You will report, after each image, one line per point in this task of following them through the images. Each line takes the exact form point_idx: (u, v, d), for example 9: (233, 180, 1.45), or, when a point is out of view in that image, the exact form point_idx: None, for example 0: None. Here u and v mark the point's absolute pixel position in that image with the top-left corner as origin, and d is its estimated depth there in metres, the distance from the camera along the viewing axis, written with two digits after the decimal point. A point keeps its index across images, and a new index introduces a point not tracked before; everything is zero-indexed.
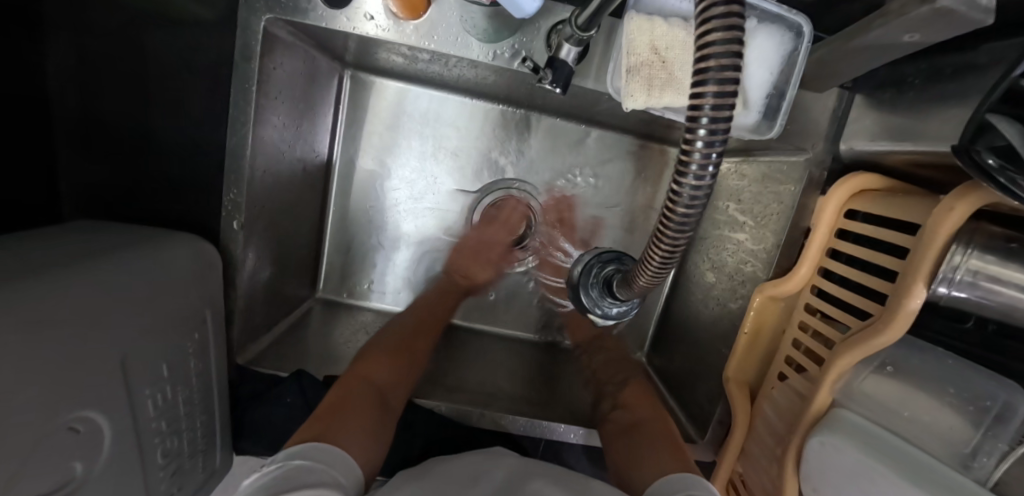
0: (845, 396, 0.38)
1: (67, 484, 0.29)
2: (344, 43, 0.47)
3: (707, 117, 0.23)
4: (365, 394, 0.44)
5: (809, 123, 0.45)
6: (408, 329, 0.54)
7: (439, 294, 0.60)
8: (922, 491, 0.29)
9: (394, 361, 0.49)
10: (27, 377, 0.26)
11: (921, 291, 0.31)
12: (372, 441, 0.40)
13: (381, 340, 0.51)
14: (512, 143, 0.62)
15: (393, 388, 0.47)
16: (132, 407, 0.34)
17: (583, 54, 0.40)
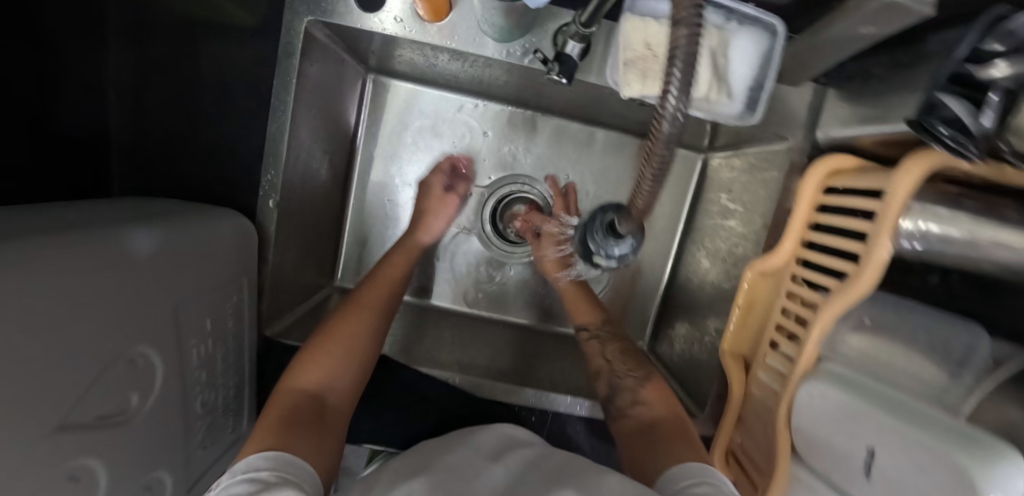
0: (831, 351, 0.41)
1: (126, 410, 0.32)
2: (370, 45, 0.53)
3: (678, 84, 0.21)
4: (302, 402, 0.44)
5: (790, 113, 0.50)
6: (355, 318, 0.53)
7: (375, 284, 0.57)
8: (901, 423, 0.33)
9: (331, 365, 0.49)
10: (104, 304, 0.30)
11: (885, 244, 0.36)
12: (326, 447, 0.41)
13: (319, 340, 0.50)
14: (519, 142, 0.67)
15: (336, 390, 0.48)
16: (180, 353, 0.37)
17: (586, 50, 0.45)
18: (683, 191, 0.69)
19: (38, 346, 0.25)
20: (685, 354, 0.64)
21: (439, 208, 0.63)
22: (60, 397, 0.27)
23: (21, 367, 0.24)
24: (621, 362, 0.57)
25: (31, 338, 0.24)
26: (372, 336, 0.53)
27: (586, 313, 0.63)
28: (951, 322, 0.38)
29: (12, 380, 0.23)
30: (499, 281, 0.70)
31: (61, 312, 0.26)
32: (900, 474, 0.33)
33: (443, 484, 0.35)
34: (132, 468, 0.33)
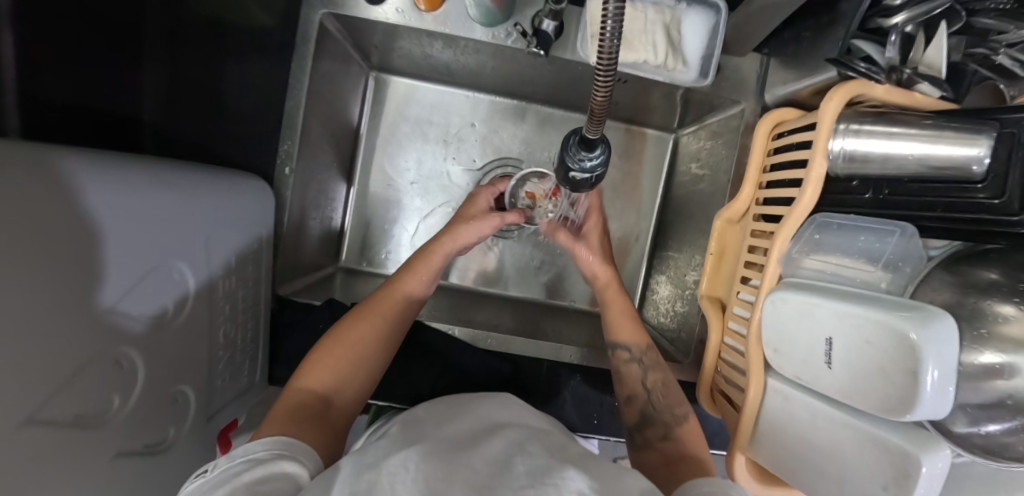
0: (790, 268, 0.46)
1: (162, 313, 0.38)
2: (373, 38, 0.61)
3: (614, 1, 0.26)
4: (309, 402, 0.44)
5: (740, 80, 0.58)
6: (369, 322, 0.52)
7: (391, 293, 0.55)
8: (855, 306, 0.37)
9: (339, 369, 0.48)
10: (126, 220, 0.35)
11: (818, 162, 0.42)
12: (330, 438, 0.42)
13: (328, 343, 0.49)
14: (508, 129, 0.74)
15: (343, 394, 0.47)
16: (207, 281, 0.43)
17: (560, 30, 0.53)
18: (660, 168, 0.76)
19: (62, 234, 0.29)
20: (671, 313, 0.68)
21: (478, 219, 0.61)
22: (94, 286, 0.32)
23: (46, 245, 0.28)
24: (663, 395, 0.52)
25: (56, 223, 0.29)
26: (386, 344, 0.52)
27: (629, 333, 0.58)
28: (875, 221, 0.43)
29: (43, 256, 0.28)
30: (493, 259, 0.74)
31: (93, 213, 0.31)
32: (859, 362, 0.37)
33: (456, 446, 0.32)
34: (162, 375, 0.38)
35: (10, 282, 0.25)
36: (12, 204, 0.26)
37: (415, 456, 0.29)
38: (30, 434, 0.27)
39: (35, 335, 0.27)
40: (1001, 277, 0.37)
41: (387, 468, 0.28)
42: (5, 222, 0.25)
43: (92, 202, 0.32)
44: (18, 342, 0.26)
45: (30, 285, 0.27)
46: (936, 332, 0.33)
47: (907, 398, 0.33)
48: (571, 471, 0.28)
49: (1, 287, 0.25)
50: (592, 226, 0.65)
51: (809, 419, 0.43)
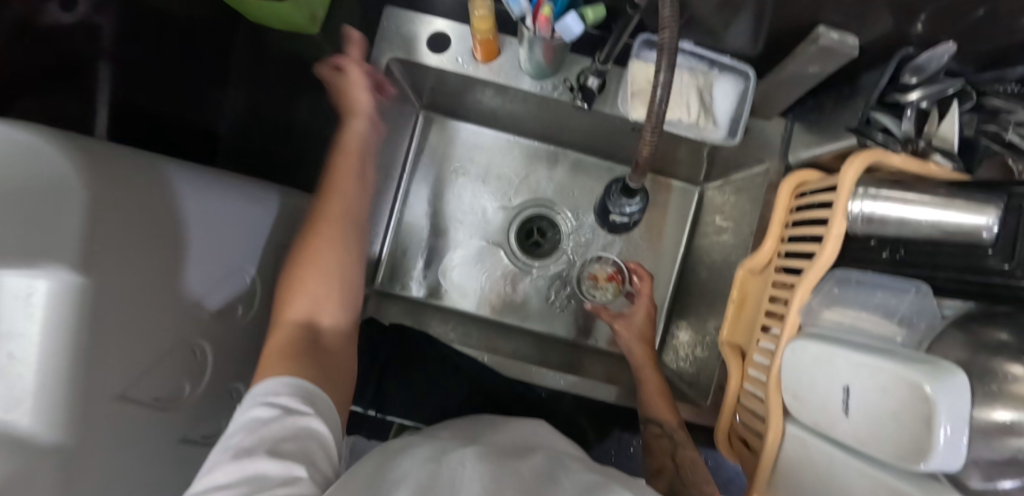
0: (811, 319, 0.49)
1: (228, 312, 0.45)
2: (428, 82, 0.67)
3: (666, 57, 0.37)
4: (298, 332, 0.45)
5: (766, 142, 0.62)
6: (330, 232, 0.51)
7: (329, 204, 0.52)
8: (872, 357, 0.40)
9: (313, 296, 0.48)
10: (202, 232, 0.40)
11: (838, 221, 0.46)
12: (333, 377, 0.43)
13: (292, 274, 0.48)
14: (542, 172, 0.79)
15: (328, 314, 0.48)
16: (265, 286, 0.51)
17: (602, 86, 0.58)
18: (685, 218, 0.79)
19: (152, 235, 0.35)
20: (688, 358, 0.70)
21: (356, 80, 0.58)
22: (172, 282, 0.37)
23: (136, 244, 0.33)
24: (692, 471, 0.57)
25: (145, 231, 0.34)
26: (347, 254, 0.51)
27: (665, 413, 0.61)
28: (892, 280, 0.46)
29: (138, 256, 0.33)
30: (519, 292, 0.77)
31: (173, 222, 0.37)
32: (873, 411, 0.39)
33: (503, 451, 0.35)
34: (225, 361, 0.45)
35: (114, 276, 0.30)
36: (121, 213, 0.32)
37: (471, 457, 0.33)
38: (114, 408, 0.32)
39: (127, 328, 0.32)
40: (1012, 337, 0.39)
41: (446, 463, 0.31)
42: (109, 228, 0.31)
43: (172, 209, 0.37)
44: (112, 331, 0.31)
45: (124, 279, 0.32)
46: (949, 388, 0.35)
47: (919, 448, 0.36)
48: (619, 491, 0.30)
49: (104, 277, 0.30)
50: (640, 308, 0.70)
51: (827, 466, 0.44)
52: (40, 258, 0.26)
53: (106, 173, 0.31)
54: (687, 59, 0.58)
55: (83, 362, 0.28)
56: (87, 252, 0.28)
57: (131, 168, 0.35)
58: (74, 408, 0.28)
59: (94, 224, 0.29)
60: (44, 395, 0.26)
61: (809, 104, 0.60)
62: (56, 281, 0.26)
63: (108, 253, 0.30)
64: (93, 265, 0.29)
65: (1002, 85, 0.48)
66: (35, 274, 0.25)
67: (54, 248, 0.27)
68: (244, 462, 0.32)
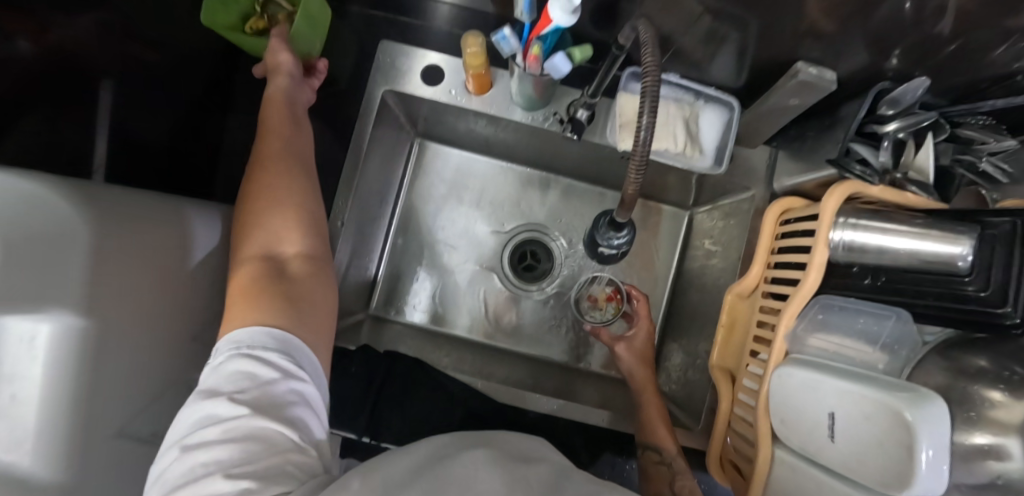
0: (798, 346, 0.50)
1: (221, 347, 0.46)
2: (423, 111, 0.69)
3: (649, 99, 0.38)
4: (261, 267, 0.41)
5: (751, 169, 0.64)
6: (277, 164, 0.47)
7: (263, 145, 0.49)
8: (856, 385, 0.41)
9: (269, 228, 0.44)
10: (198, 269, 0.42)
11: (821, 251, 0.47)
12: (306, 308, 0.40)
13: (243, 218, 0.45)
14: (535, 197, 0.81)
15: (291, 238, 0.44)
16: None
17: (592, 117, 0.60)
18: (675, 242, 0.81)
19: (152, 274, 0.36)
20: (681, 380, 0.71)
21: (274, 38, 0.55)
22: (169, 318, 0.38)
23: (138, 284, 0.34)
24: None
25: (147, 270, 0.35)
26: (296, 177, 0.48)
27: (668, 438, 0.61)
28: (873, 305, 0.47)
29: (139, 296, 0.34)
30: (513, 315, 0.78)
31: (172, 260, 0.38)
32: (859, 437, 0.41)
33: (512, 455, 0.35)
34: None
35: (116, 318, 0.31)
36: (123, 254, 0.33)
37: (483, 458, 0.32)
38: (112, 447, 0.32)
39: (127, 366, 0.33)
40: (990, 363, 0.41)
41: (459, 463, 0.31)
42: (112, 271, 0.32)
43: (171, 248, 0.38)
44: (113, 371, 0.31)
45: (126, 320, 0.33)
46: (930, 416, 0.36)
47: (903, 474, 0.37)
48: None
49: (106, 319, 0.30)
50: (641, 327, 0.72)
51: (816, 492, 0.45)
52: (44, 303, 0.27)
53: (110, 217, 0.33)
54: (672, 91, 0.60)
55: (86, 402, 0.29)
56: (92, 295, 0.30)
57: (134, 209, 0.36)
58: (76, 449, 0.29)
59: (97, 268, 0.30)
60: (45, 436, 0.27)
61: (791, 133, 0.62)
62: (58, 323, 0.28)
63: (111, 297, 0.31)
64: (97, 306, 0.30)
65: (973, 118, 0.50)
66: (38, 317, 0.27)
67: (56, 293, 0.28)
68: (247, 419, 0.31)
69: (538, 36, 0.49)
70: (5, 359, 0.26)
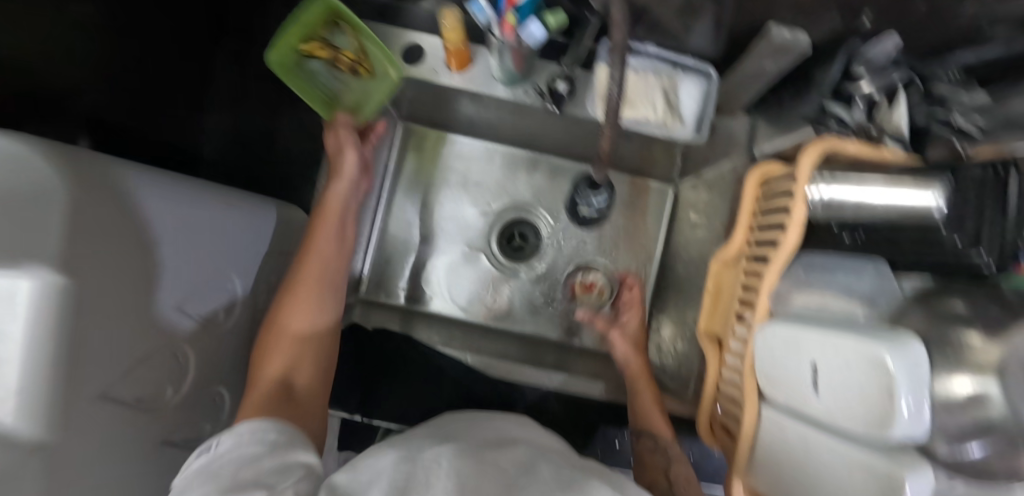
0: (782, 304, 0.50)
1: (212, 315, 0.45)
2: (406, 93, 0.69)
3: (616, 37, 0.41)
4: (272, 386, 0.46)
5: (732, 138, 0.65)
6: (310, 289, 0.53)
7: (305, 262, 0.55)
8: (837, 334, 0.41)
9: (289, 354, 0.49)
10: (192, 240, 0.41)
11: (800, 208, 0.48)
12: (308, 425, 0.45)
13: (267, 335, 0.50)
14: (520, 177, 0.81)
15: (304, 371, 0.49)
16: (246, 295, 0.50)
17: (572, 91, 0.61)
18: (661, 218, 0.81)
19: (135, 237, 0.34)
20: (672, 351, 0.71)
21: (341, 142, 0.60)
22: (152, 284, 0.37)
23: (118, 247, 0.33)
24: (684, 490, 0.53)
25: (130, 233, 0.34)
26: (320, 312, 0.53)
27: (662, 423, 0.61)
28: (847, 259, 0.49)
29: (120, 259, 0.33)
30: (503, 295, 0.78)
31: (159, 225, 0.37)
32: (841, 386, 0.41)
33: (478, 445, 0.36)
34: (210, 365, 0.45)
35: (94, 279, 0.30)
36: (105, 218, 0.32)
37: (447, 453, 0.32)
38: (94, 409, 0.31)
39: (108, 328, 0.32)
40: (967, 309, 0.41)
41: (421, 462, 0.31)
42: (92, 231, 0.30)
43: (156, 212, 0.37)
44: (94, 333, 0.30)
45: (105, 282, 0.31)
46: (909, 359, 0.36)
47: (887, 418, 0.37)
48: (595, 482, 0.31)
49: (86, 279, 0.30)
50: (629, 311, 0.72)
51: (801, 444, 0.45)
52: (21, 259, 0.26)
53: (90, 175, 0.31)
54: (652, 61, 0.60)
55: (65, 363, 0.28)
56: (69, 253, 0.28)
57: (114, 172, 0.35)
58: (56, 408, 0.28)
59: (75, 226, 0.29)
60: (25, 394, 0.26)
61: (769, 100, 0.63)
62: (41, 281, 0.26)
63: (89, 255, 0.30)
64: (75, 265, 0.28)
65: (945, 71, 0.51)
66: (16, 275, 0.25)
67: (35, 248, 0.26)
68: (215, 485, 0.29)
69: (514, 5, 0.50)
70: None
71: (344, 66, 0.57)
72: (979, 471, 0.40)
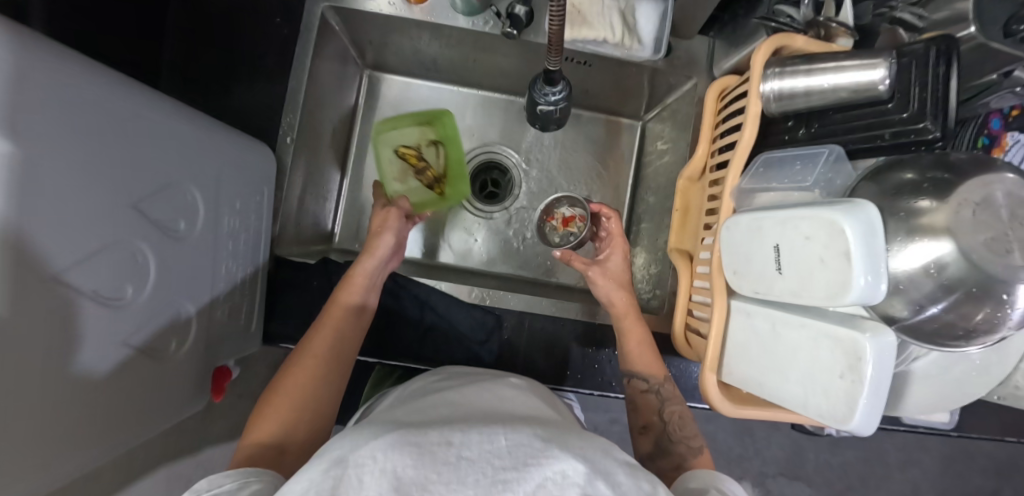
0: (744, 200, 0.51)
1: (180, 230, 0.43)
2: (368, 33, 0.68)
3: None
4: (263, 451, 0.42)
5: (693, 59, 0.65)
6: (323, 358, 0.49)
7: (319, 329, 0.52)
8: (799, 208, 0.42)
9: (285, 420, 0.45)
10: (157, 138, 0.39)
11: (755, 101, 0.49)
12: None
13: (267, 397, 0.47)
14: (489, 120, 0.81)
15: (297, 439, 0.45)
16: (219, 220, 0.48)
17: (531, 17, 0.60)
18: (631, 153, 0.82)
19: (95, 130, 0.32)
20: (646, 277, 0.74)
21: (386, 224, 0.59)
22: (116, 185, 0.35)
23: (76, 135, 0.31)
24: (679, 426, 0.53)
25: (93, 124, 0.32)
26: (329, 385, 0.49)
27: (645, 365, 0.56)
28: (808, 147, 0.49)
29: (82, 147, 0.31)
30: (478, 236, 0.79)
31: (125, 121, 0.35)
32: (802, 261, 0.41)
33: (417, 426, 0.35)
34: (179, 284, 0.43)
35: (47, 155, 0.28)
36: (59, 97, 0.30)
37: (384, 445, 0.30)
38: (49, 290, 0.30)
39: (66, 210, 0.31)
40: (916, 175, 0.42)
41: (354, 459, 0.29)
42: (43, 104, 0.28)
43: (122, 109, 0.35)
44: (52, 211, 0.29)
45: (62, 165, 0.30)
46: (865, 222, 0.37)
47: (844, 280, 0.38)
48: (556, 453, 0.31)
49: (41, 152, 0.28)
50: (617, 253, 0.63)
51: (770, 329, 0.46)
52: None
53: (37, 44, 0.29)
54: None
55: (15, 234, 0.27)
56: (14, 121, 0.26)
57: (74, 51, 0.33)
58: (7, 276, 0.26)
59: (20, 95, 0.27)
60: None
61: (725, 18, 0.64)
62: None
63: (42, 127, 0.28)
64: (24, 130, 0.27)
65: None
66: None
67: None
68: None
69: None
70: None
71: (424, 179, 0.68)
72: (929, 329, 0.41)
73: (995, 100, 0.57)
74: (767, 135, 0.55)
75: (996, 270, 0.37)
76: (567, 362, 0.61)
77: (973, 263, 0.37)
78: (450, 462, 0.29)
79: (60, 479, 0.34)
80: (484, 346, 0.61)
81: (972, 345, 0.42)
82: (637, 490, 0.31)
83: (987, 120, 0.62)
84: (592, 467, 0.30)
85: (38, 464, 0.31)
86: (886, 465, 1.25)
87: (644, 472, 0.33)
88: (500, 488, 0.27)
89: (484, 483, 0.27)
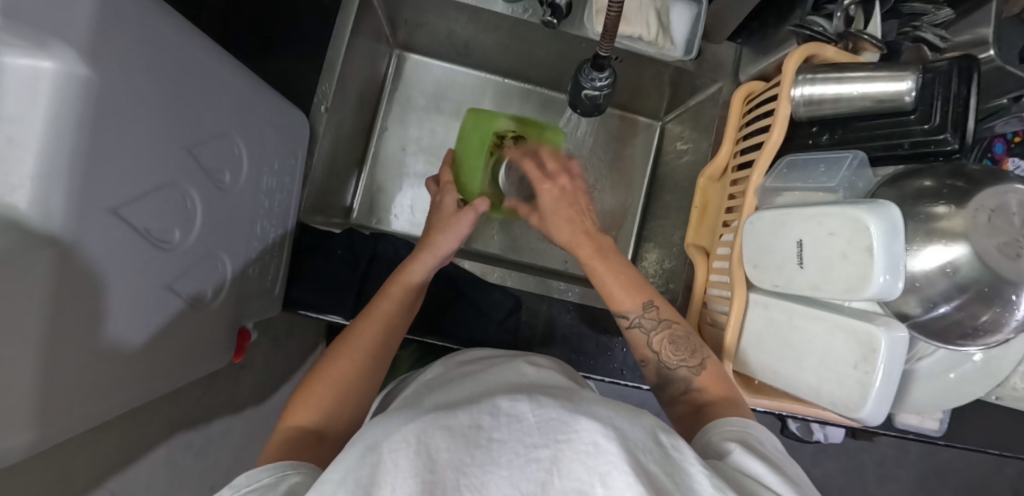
0: (765, 200, 0.53)
1: (221, 183, 0.43)
2: (404, 11, 0.69)
3: None
4: (299, 434, 0.42)
5: (720, 63, 0.67)
6: (366, 350, 0.48)
7: (368, 321, 0.50)
8: (818, 207, 0.44)
9: (325, 406, 0.44)
10: (208, 88, 0.39)
11: (784, 105, 0.51)
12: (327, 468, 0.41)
13: (308, 381, 0.46)
14: (513, 109, 0.83)
15: (336, 427, 0.44)
16: (256, 178, 0.48)
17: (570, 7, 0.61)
18: (648, 151, 0.85)
19: (158, 68, 0.32)
20: (659, 270, 0.76)
21: (451, 225, 0.57)
22: (171, 126, 0.35)
23: (142, 70, 0.31)
24: (673, 352, 0.51)
25: (156, 64, 0.32)
26: (367, 377, 0.48)
27: (625, 299, 0.52)
28: (832, 151, 0.51)
29: (149, 82, 0.31)
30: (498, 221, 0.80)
31: (182, 63, 0.35)
32: (826, 256, 0.43)
33: (450, 403, 0.34)
34: (214, 236, 0.43)
35: (118, 87, 0.29)
36: (130, 30, 0.30)
37: (417, 428, 0.27)
38: (107, 222, 0.30)
39: (130, 147, 0.31)
40: (934, 182, 0.44)
41: (388, 446, 0.26)
42: (117, 34, 0.28)
43: (179, 49, 0.35)
44: (119, 145, 0.30)
45: (130, 96, 0.30)
46: (888, 219, 0.39)
47: (864, 274, 0.40)
48: (584, 421, 0.28)
49: (113, 82, 0.28)
50: (545, 196, 0.53)
51: (786, 318, 0.48)
52: (47, 38, 0.24)
53: None
54: None
55: (81, 161, 0.27)
56: (95, 48, 0.27)
57: None
58: (72, 200, 0.27)
59: (100, 21, 0.27)
60: (55, 176, 0.25)
61: (753, 26, 0.66)
62: (63, 67, 0.25)
63: (111, 54, 0.28)
64: (99, 57, 0.27)
65: None
66: (39, 53, 0.24)
67: (61, 28, 0.25)
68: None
69: None
70: (24, 102, 0.24)
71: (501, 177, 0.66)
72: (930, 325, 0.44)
73: (1002, 125, 0.61)
74: (789, 139, 0.58)
75: (1005, 272, 0.40)
76: (582, 346, 0.62)
77: (985, 263, 0.40)
78: (482, 447, 0.26)
79: (93, 417, 0.34)
80: (501, 325, 0.62)
81: (974, 344, 0.46)
82: (669, 459, 0.28)
83: (992, 145, 0.65)
84: (622, 435, 0.27)
85: (76, 397, 0.31)
86: (864, 479, 1.29)
87: (671, 431, 0.31)
88: (534, 469, 0.25)
89: (518, 463, 0.26)
